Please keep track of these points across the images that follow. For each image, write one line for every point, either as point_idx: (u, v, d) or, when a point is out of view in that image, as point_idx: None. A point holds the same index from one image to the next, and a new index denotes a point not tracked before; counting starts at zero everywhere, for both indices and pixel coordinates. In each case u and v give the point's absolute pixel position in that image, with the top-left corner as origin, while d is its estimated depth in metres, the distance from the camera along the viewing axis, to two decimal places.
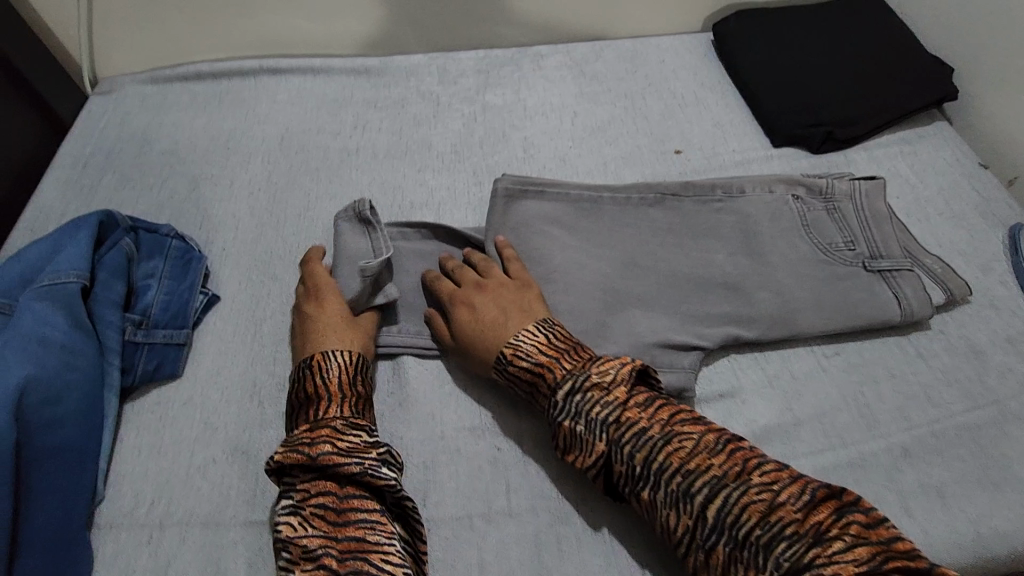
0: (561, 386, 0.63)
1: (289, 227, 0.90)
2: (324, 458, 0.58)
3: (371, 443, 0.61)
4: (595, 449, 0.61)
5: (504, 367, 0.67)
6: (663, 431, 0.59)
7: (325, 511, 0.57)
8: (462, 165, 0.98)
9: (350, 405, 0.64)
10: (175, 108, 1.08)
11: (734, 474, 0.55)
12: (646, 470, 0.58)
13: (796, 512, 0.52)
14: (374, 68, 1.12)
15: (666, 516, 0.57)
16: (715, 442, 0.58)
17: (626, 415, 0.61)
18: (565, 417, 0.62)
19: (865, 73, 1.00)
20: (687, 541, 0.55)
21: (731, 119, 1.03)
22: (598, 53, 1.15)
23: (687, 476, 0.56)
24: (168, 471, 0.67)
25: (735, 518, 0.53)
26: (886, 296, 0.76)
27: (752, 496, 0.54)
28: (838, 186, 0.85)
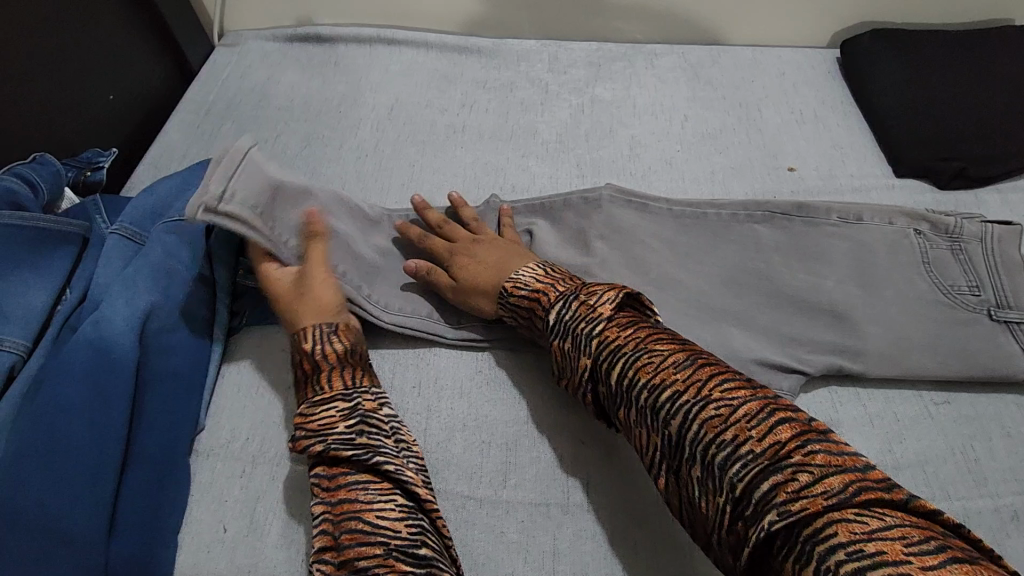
0: (550, 306, 0.64)
1: (393, 196, 0.92)
2: (296, 443, 0.59)
3: (341, 413, 0.60)
4: (580, 363, 0.59)
5: (504, 297, 0.69)
6: (638, 348, 0.56)
7: (315, 481, 0.57)
8: (567, 156, 0.97)
9: (320, 383, 0.64)
10: (294, 67, 1.12)
11: (695, 390, 0.51)
12: (620, 388, 0.56)
13: (754, 433, 0.46)
14: (487, 49, 1.13)
15: (640, 438, 0.54)
16: (689, 358, 0.54)
17: (607, 331, 0.58)
18: (556, 337, 0.62)
19: (1006, 112, 0.94)
20: (658, 463, 0.52)
21: (850, 142, 0.98)
22: (714, 59, 1.12)
23: (655, 391, 0.53)
24: (263, 411, 0.70)
25: (697, 438, 0.49)
26: (1010, 349, 0.71)
27: (713, 413, 0.49)
28: (967, 226, 0.79)
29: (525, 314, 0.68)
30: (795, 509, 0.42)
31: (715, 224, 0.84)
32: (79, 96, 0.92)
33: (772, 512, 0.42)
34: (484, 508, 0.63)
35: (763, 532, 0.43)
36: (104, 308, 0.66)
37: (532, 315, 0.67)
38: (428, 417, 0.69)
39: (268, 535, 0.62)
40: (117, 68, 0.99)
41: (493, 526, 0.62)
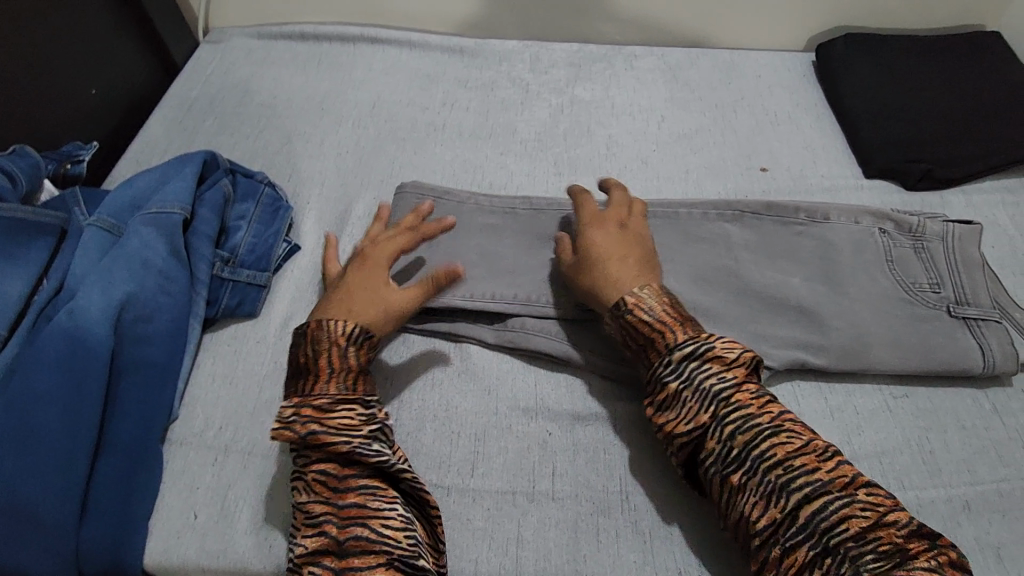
0: (682, 347, 0.62)
1: (372, 191, 0.93)
2: (310, 436, 0.58)
3: (360, 417, 0.60)
4: (701, 417, 0.60)
5: (621, 315, 0.66)
6: (772, 422, 0.59)
7: (324, 479, 0.58)
8: (544, 154, 0.99)
9: (339, 381, 0.62)
10: (278, 64, 1.13)
11: (839, 483, 0.54)
12: (743, 454, 0.58)
13: (895, 534, 0.51)
14: (469, 49, 1.15)
15: (753, 504, 0.56)
16: (824, 447, 0.57)
17: (738, 396, 0.60)
18: (679, 379, 0.62)
19: (971, 116, 0.97)
20: (767, 534, 0.55)
21: (823, 144, 1.00)
22: (692, 61, 1.14)
23: (790, 469, 0.55)
24: (237, 401, 0.71)
25: (829, 525, 0.52)
26: (967, 345, 0.73)
27: (853, 508, 0.53)
28: (929, 226, 0.82)
29: (643, 337, 0.65)
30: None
31: (686, 222, 0.85)
32: (62, 91, 0.93)
33: None
34: (451, 496, 0.65)
35: None
36: (81, 299, 0.67)
37: (649, 341, 0.64)
38: (399, 408, 0.70)
39: (238, 522, 0.63)
40: (100, 62, 1.00)
41: (459, 513, 0.63)
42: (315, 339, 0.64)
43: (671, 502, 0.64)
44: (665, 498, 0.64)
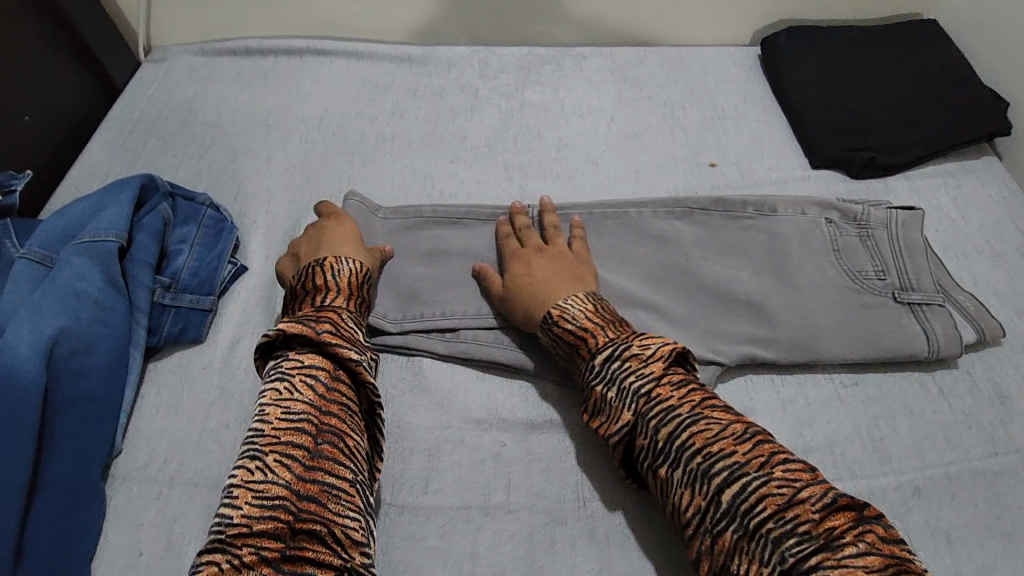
0: (601, 351, 0.64)
1: (320, 207, 0.92)
2: (324, 336, 0.63)
3: (362, 345, 0.66)
4: (622, 417, 0.61)
5: (549, 328, 0.68)
6: (692, 411, 0.59)
7: (314, 382, 0.61)
8: (495, 160, 0.98)
9: (355, 303, 0.71)
10: (222, 81, 1.11)
11: (756, 464, 0.54)
12: (667, 447, 0.58)
13: (810, 510, 0.51)
14: (417, 57, 1.13)
15: (681, 495, 0.56)
16: (745, 430, 0.57)
17: (657, 390, 0.60)
18: (600, 381, 0.63)
19: (912, 102, 0.98)
20: (696, 524, 0.55)
21: (770, 136, 1.01)
22: (641, 59, 1.14)
23: (710, 457, 0.56)
24: (182, 431, 0.69)
25: (750, 507, 0.53)
26: (912, 330, 0.74)
27: (770, 487, 0.53)
28: (873, 214, 0.83)
29: (567, 346, 0.67)
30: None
31: (635, 221, 0.85)
32: None
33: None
34: (405, 515, 0.64)
35: None
36: (9, 336, 0.64)
37: (575, 345, 0.66)
38: None
39: (185, 556, 0.61)
40: (33, 88, 0.97)
41: (412, 532, 0.62)
42: (335, 270, 0.71)
43: (624, 506, 0.64)
44: (619, 503, 0.64)
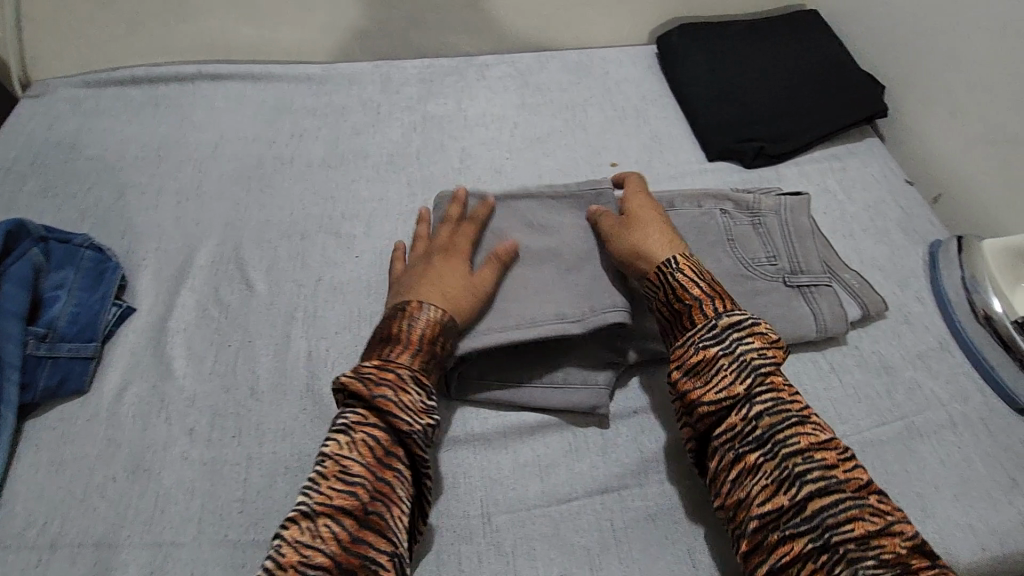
0: (723, 316, 0.62)
1: (215, 237, 0.88)
2: (382, 400, 0.59)
3: (426, 409, 0.60)
4: (730, 388, 0.59)
5: (672, 271, 0.66)
6: (801, 413, 0.58)
7: (371, 444, 0.58)
8: (397, 176, 0.97)
9: (422, 358, 0.63)
10: (108, 111, 1.05)
11: (851, 485, 0.54)
12: (765, 434, 0.57)
13: (898, 544, 0.51)
14: (316, 75, 1.10)
15: (760, 484, 0.55)
16: (844, 449, 0.57)
17: (774, 382, 0.60)
18: (717, 348, 0.61)
19: (797, 90, 1.02)
20: (767, 517, 0.54)
21: (668, 133, 1.03)
22: (543, 64, 1.15)
23: (809, 462, 0.55)
24: (63, 490, 0.65)
25: (836, 521, 0.52)
26: (802, 312, 0.76)
27: (863, 511, 0.52)
28: (763, 202, 0.85)
29: (683, 299, 0.64)
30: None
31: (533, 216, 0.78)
32: None
33: None
34: None
35: None
36: None
37: (692, 305, 0.64)
38: (248, 466, 0.67)
39: None
40: None
41: None
42: (414, 318, 0.65)
43: (530, 516, 0.64)
44: (524, 514, 0.64)
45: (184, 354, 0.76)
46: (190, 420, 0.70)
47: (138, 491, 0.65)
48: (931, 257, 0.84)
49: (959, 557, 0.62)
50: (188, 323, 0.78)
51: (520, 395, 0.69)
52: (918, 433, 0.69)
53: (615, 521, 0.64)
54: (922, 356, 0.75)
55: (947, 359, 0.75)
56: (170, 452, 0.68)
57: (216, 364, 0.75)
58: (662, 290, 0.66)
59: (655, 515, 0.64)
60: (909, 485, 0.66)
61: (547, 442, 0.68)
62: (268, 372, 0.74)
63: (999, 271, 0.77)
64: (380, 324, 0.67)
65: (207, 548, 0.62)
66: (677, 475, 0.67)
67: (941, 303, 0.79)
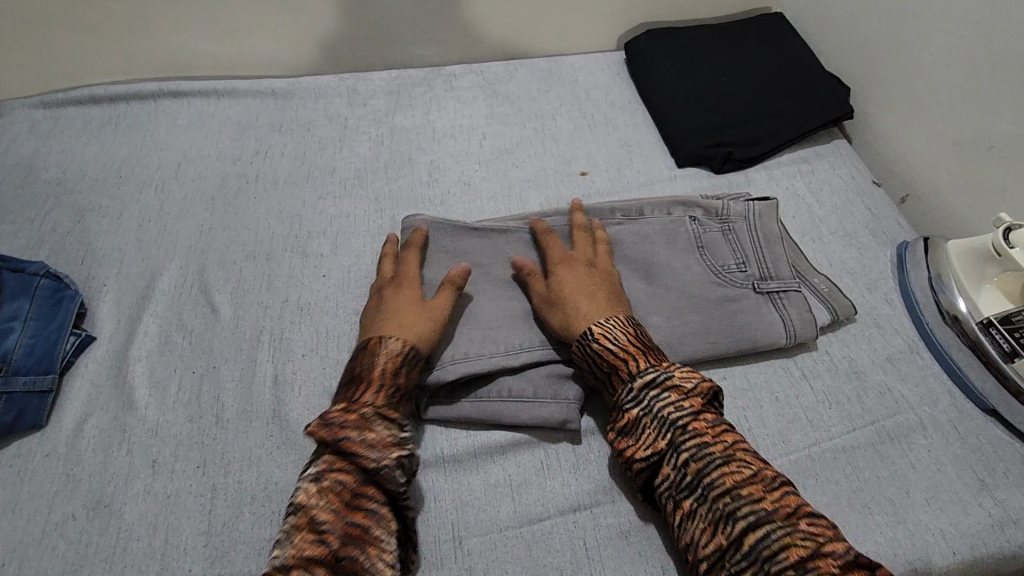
0: (636, 374, 0.63)
1: (179, 260, 0.86)
2: (347, 442, 0.57)
3: (395, 442, 0.59)
4: (653, 444, 0.60)
5: (587, 343, 0.66)
6: (726, 451, 0.58)
7: (339, 488, 0.56)
8: (365, 191, 0.95)
9: (386, 394, 0.62)
10: (66, 133, 1.02)
11: (783, 513, 0.53)
12: (695, 481, 0.57)
13: (833, 564, 0.50)
14: (281, 89, 1.08)
15: (699, 530, 0.56)
16: (775, 477, 0.56)
17: (696, 425, 0.60)
18: (636, 408, 0.62)
19: (765, 93, 1.02)
20: (712, 559, 0.54)
21: (638, 140, 1.03)
22: (512, 72, 1.14)
23: (737, 499, 0.55)
24: (20, 530, 0.63)
25: (771, 553, 0.51)
26: (772, 318, 0.76)
27: (795, 537, 0.52)
28: (732, 207, 0.85)
29: (603, 365, 0.65)
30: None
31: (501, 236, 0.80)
32: None
33: None
34: None
35: None
36: None
37: (609, 370, 0.64)
38: (213, 497, 0.66)
39: None
40: None
41: None
42: (376, 356, 0.64)
43: (502, 538, 0.63)
44: (496, 536, 0.63)
45: (146, 382, 0.74)
46: (153, 452, 0.68)
47: (99, 528, 0.64)
48: (898, 258, 0.85)
49: (932, 561, 0.62)
50: (150, 349, 0.76)
51: (490, 413, 0.68)
52: (889, 437, 0.69)
53: (588, 539, 0.63)
54: (891, 359, 0.76)
55: (916, 362, 0.76)
56: (132, 485, 0.66)
57: (180, 392, 0.73)
58: (583, 362, 0.67)
59: (629, 531, 0.64)
60: (881, 490, 0.66)
61: (518, 461, 0.67)
62: (234, 399, 0.72)
63: (963, 271, 0.76)
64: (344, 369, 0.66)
65: None
66: None
67: (910, 305, 0.80)
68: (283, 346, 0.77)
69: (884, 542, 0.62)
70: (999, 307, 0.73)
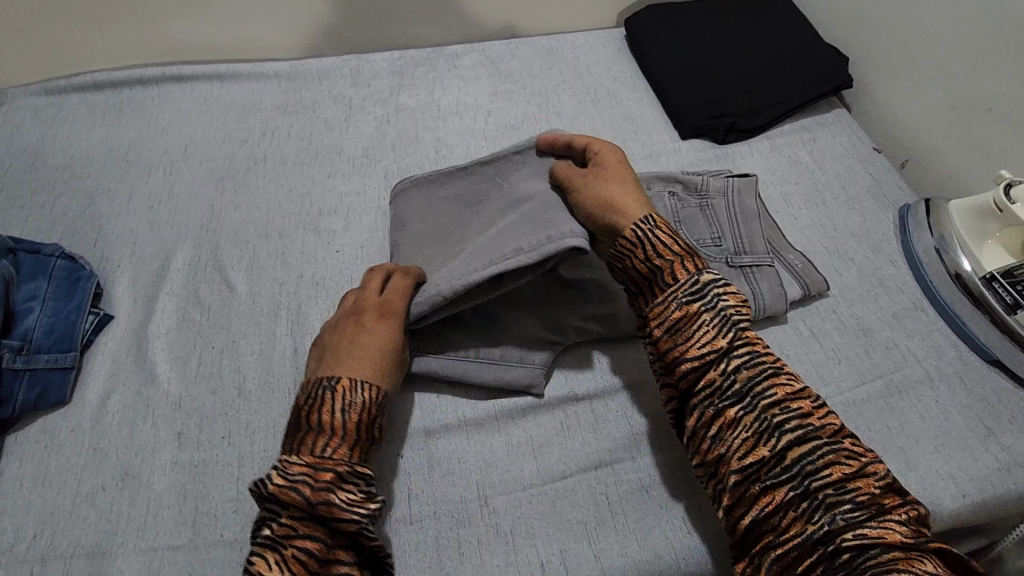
0: (701, 274, 0.63)
1: (191, 239, 0.87)
2: (322, 505, 0.53)
3: (367, 498, 0.56)
4: (711, 346, 0.59)
5: (651, 227, 0.65)
6: (777, 366, 0.59)
7: (304, 556, 0.52)
8: (374, 168, 0.96)
9: (358, 451, 0.59)
10: (71, 119, 1.02)
11: (829, 431, 0.55)
12: (746, 388, 0.57)
13: (872, 485, 0.53)
14: (284, 72, 1.08)
15: (744, 437, 0.56)
16: (816, 396, 0.58)
17: (750, 336, 0.60)
18: (695, 306, 0.61)
19: (765, 64, 1.03)
20: (751, 467, 0.55)
21: (642, 113, 1.04)
22: (513, 51, 1.14)
23: (787, 411, 0.56)
24: (52, 502, 0.64)
25: (815, 467, 0.53)
26: (742, 291, 0.76)
27: (839, 454, 0.53)
28: (712, 182, 0.84)
29: (664, 255, 0.63)
30: (882, 543, 0.49)
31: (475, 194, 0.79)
32: None
33: (852, 536, 0.50)
34: None
35: (841, 554, 0.49)
36: None
37: (674, 260, 0.63)
38: (241, 465, 0.67)
39: None
40: None
41: None
42: (346, 404, 0.59)
43: (526, 495, 0.64)
44: (520, 495, 0.64)
45: (167, 358, 0.74)
46: (178, 424, 0.69)
47: (129, 498, 0.64)
48: (900, 221, 0.87)
49: (942, 505, 0.64)
50: (167, 327, 0.77)
51: (488, 377, 0.69)
52: (897, 390, 0.71)
53: (609, 494, 0.65)
54: (897, 316, 0.78)
55: (921, 317, 0.78)
56: (158, 457, 0.67)
57: (201, 366, 0.74)
58: (641, 246, 0.64)
59: (649, 486, 0.65)
60: (890, 440, 0.68)
61: (538, 424, 0.69)
62: (254, 371, 0.73)
63: (967, 232, 0.78)
64: (297, 411, 0.60)
65: (204, 550, 0.62)
66: (667, 445, 0.68)
67: (914, 265, 0.82)
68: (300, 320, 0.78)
69: None
70: (1000, 262, 0.76)
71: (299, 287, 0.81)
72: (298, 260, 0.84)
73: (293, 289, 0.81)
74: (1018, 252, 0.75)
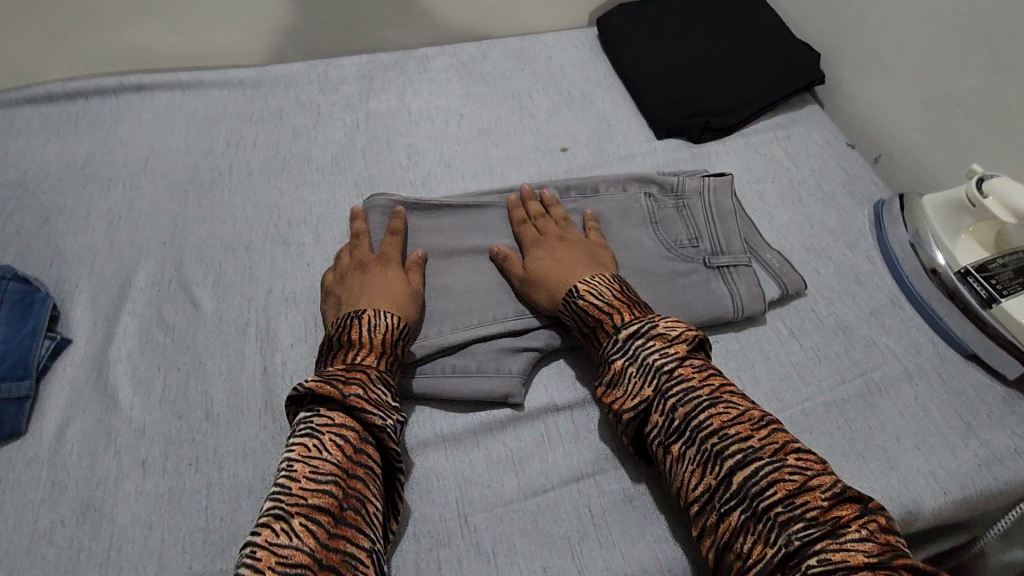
0: (622, 328, 0.63)
1: (154, 256, 0.83)
2: (353, 398, 0.58)
3: (393, 406, 0.61)
4: (640, 393, 0.60)
5: (574, 300, 0.67)
6: (712, 394, 0.58)
7: (342, 442, 0.56)
8: (344, 177, 0.93)
9: (387, 360, 0.64)
10: (24, 133, 0.97)
11: (770, 450, 0.53)
12: (685, 425, 0.57)
13: (821, 498, 0.50)
14: (248, 79, 1.05)
15: (691, 472, 0.56)
16: (761, 416, 0.57)
17: (681, 370, 0.60)
18: (622, 357, 0.62)
19: (738, 62, 1.03)
20: (703, 500, 0.55)
21: (616, 114, 1.03)
22: (484, 52, 1.12)
23: (726, 439, 0.55)
24: (7, 541, 0.61)
25: (759, 489, 0.52)
26: (721, 292, 0.75)
27: (783, 472, 0.52)
28: (687, 183, 0.84)
29: (591, 322, 0.66)
30: (842, 565, 0.46)
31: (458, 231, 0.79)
32: None
33: (812, 558, 0.47)
34: None
35: None
36: None
37: (597, 324, 0.65)
38: (209, 492, 0.64)
39: None
40: None
41: None
42: (372, 324, 0.64)
43: (507, 511, 0.62)
44: (501, 511, 0.62)
45: (129, 382, 0.71)
46: (143, 451, 0.66)
47: (91, 532, 0.61)
48: (875, 216, 0.87)
49: (924, 503, 0.64)
50: (130, 349, 0.74)
51: (465, 390, 0.68)
52: (877, 388, 0.71)
53: (592, 506, 0.63)
54: (875, 313, 0.78)
55: (898, 314, 0.78)
56: (122, 487, 0.64)
57: (166, 390, 0.71)
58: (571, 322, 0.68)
59: (631, 497, 0.64)
60: (872, 439, 0.67)
61: (518, 436, 0.67)
62: (222, 393, 0.71)
63: (941, 226, 0.78)
64: (331, 335, 0.65)
65: None
66: None
67: (890, 261, 0.82)
68: (270, 337, 0.75)
69: (879, 488, 0.64)
70: (975, 256, 0.75)
71: (269, 301, 0.79)
72: (267, 272, 0.82)
73: (263, 305, 0.78)
74: (990, 244, 0.76)
